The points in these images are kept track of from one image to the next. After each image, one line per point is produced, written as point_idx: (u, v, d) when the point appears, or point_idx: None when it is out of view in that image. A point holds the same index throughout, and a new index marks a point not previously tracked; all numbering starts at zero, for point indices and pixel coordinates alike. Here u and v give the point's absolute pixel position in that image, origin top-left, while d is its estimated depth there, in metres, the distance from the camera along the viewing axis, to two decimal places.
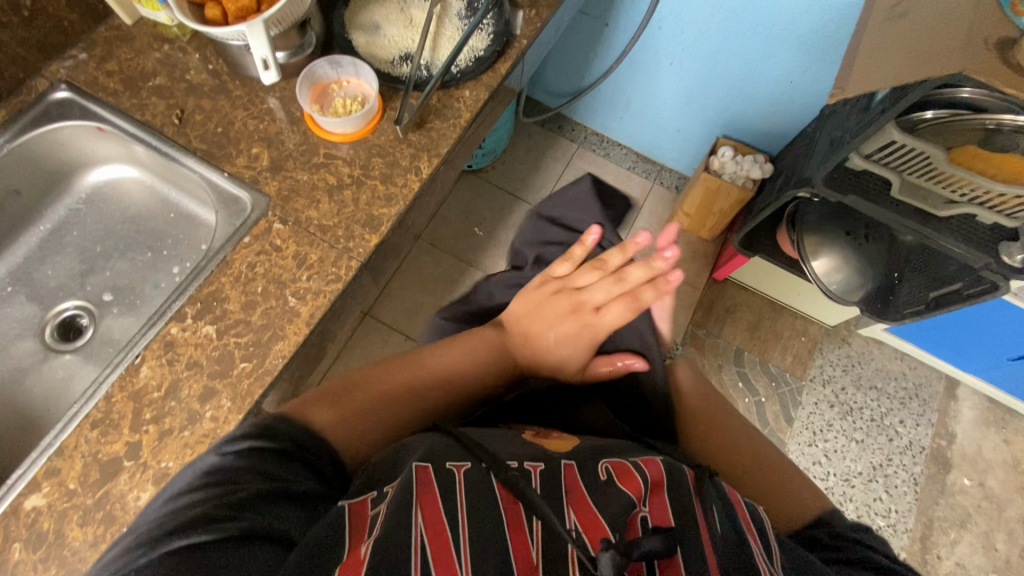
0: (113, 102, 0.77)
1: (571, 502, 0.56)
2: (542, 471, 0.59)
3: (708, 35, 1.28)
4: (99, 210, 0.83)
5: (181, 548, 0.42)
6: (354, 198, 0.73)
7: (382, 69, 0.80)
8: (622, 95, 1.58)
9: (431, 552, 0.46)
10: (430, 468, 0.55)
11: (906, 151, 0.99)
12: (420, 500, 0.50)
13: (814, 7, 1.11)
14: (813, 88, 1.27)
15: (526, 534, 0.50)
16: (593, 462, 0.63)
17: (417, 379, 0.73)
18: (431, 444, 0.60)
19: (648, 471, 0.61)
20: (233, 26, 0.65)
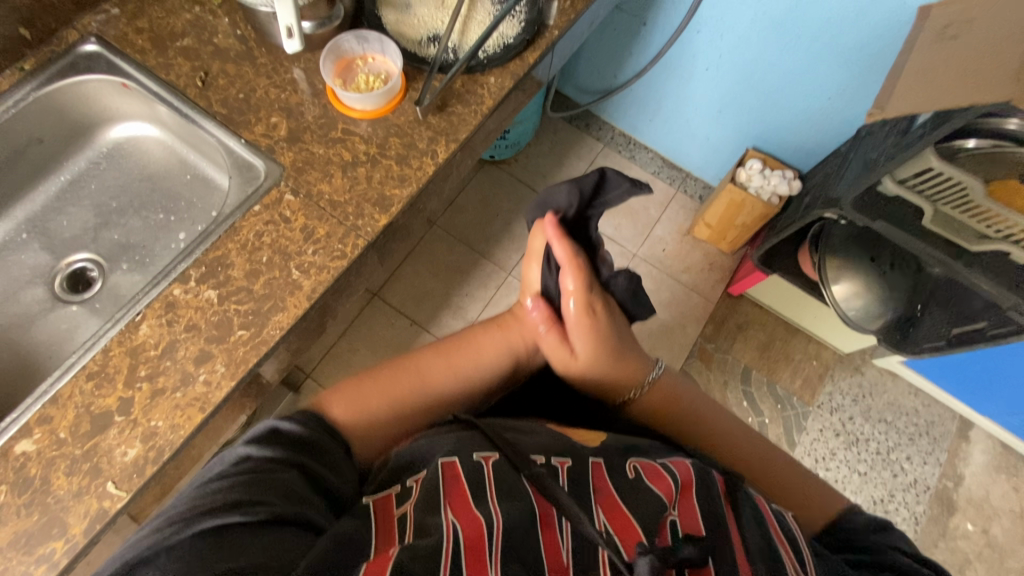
0: (139, 59, 0.77)
1: (599, 502, 0.57)
2: (570, 468, 0.59)
3: (748, 43, 1.25)
4: (118, 165, 0.84)
5: (210, 530, 0.43)
6: (368, 176, 0.73)
7: (408, 48, 0.79)
8: (654, 98, 1.55)
9: (462, 532, 0.48)
10: (458, 463, 0.55)
11: (942, 177, 0.95)
12: (450, 497, 0.52)
13: (861, 23, 1.07)
14: (852, 107, 1.23)
15: (557, 536, 0.52)
16: (620, 460, 0.64)
17: (418, 383, 0.68)
18: (456, 436, 0.61)
19: (677, 472, 0.62)
20: None
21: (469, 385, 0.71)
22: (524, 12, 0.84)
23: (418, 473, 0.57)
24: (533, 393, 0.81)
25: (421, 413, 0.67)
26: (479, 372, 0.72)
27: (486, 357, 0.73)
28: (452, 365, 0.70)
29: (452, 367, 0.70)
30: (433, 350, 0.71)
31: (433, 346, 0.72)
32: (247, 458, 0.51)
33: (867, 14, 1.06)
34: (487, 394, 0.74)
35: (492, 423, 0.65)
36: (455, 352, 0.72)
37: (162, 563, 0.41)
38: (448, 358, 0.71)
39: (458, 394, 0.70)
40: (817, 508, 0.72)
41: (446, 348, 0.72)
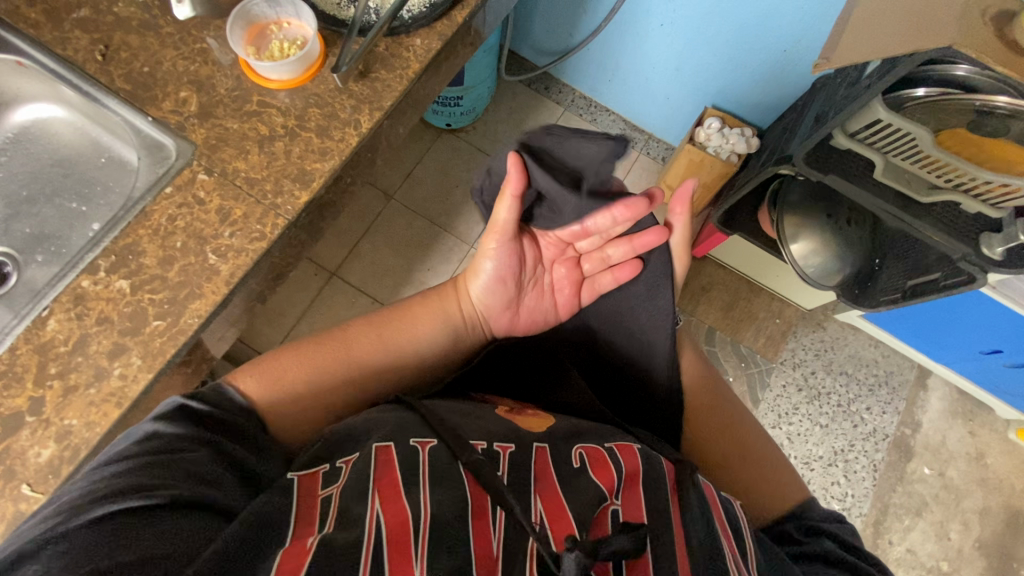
0: (32, 34, 0.71)
1: (538, 490, 0.56)
2: (512, 454, 0.59)
3: None
4: (26, 151, 0.79)
5: (107, 516, 0.42)
6: (286, 151, 0.69)
7: (326, 11, 0.74)
8: (610, 57, 1.49)
9: (385, 520, 0.47)
10: (393, 447, 0.54)
11: (889, 128, 0.94)
12: (379, 485, 0.50)
13: None
14: (808, 58, 1.20)
15: (489, 526, 0.51)
16: (568, 446, 0.63)
17: (343, 350, 0.67)
18: (397, 418, 0.59)
19: (624, 462, 0.62)
20: None
21: (395, 355, 0.70)
22: None
23: (350, 455, 0.55)
24: (486, 371, 0.78)
25: (342, 383, 0.65)
26: (408, 341, 0.71)
27: (414, 327, 0.73)
28: (376, 334, 0.70)
29: (377, 335, 0.70)
30: (363, 320, 0.71)
31: (361, 319, 0.71)
32: (156, 437, 0.49)
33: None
34: (418, 368, 0.72)
35: (433, 403, 0.63)
36: (382, 322, 0.72)
37: (50, 556, 0.39)
38: (376, 327, 0.70)
39: (384, 364, 0.69)
40: (772, 498, 0.71)
41: (371, 319, 0.71)
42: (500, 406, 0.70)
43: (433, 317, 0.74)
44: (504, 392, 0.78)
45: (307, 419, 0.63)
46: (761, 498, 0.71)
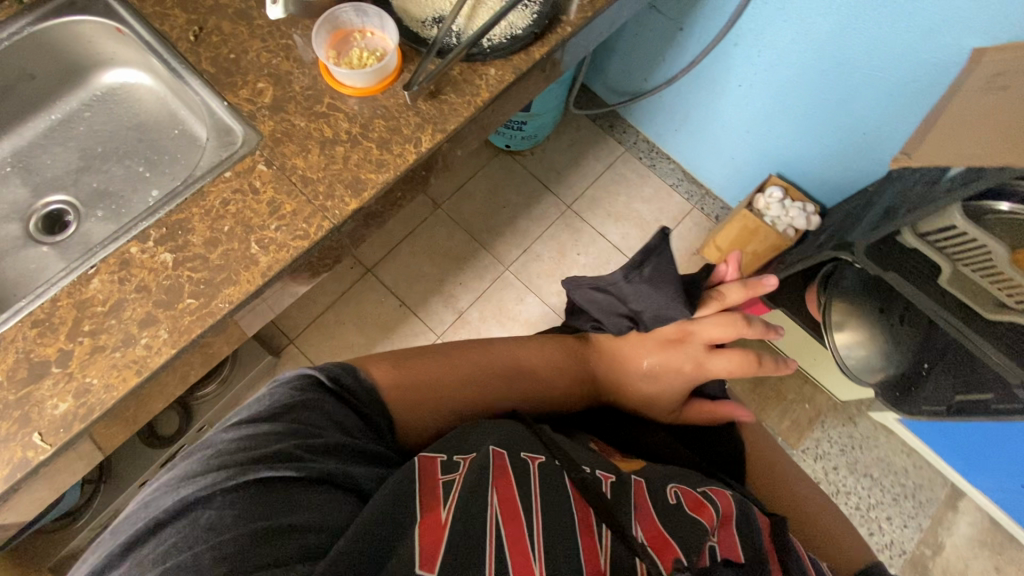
0: (137, 6, 0.75)
1: (638, 517, 0.61)
2: (613, 483, 0.63)
3: (785, 63, 1.19)
4: (108, 110, 0.83)
5: (266, 478, 0.48)
6: (345, 156, 0.70)
7: (410, 27, 0.76)
8: (682, 107, 1.48)
9: (506, 533, 0.53)
10: (505, 453, 0.59)
11: (959, 236, 0.90)
12: (495, 480, 0.56)
13: (905, 59, 1.00)
14: (885, 148, 1.16)
15: (595, 538, 0.56)
16: (660, 485, 0.68)
17: (467, 366, 0.72)
18: (506, 428, 0.64)
19: (718, 504, 0.67)
20: None
21: (510, 378, 0.75)
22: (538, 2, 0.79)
23: (467, 452, 0.60)
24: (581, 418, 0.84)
25: (461, 393, 0.70)
26: (524, 365, 0.77)
27: (530, 353, 0.79)
28: (504, 350, 0.78)
29: (499, 355, 0.76)
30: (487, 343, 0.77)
31: (483, 342, 0.77)
32: (298, 407, 0.55)
33: (912, 49, 0.98)
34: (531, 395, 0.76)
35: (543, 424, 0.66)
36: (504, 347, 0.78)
37: (222, 504, 0.46)
38: (502, 348, 0.77)
39: (496, 385, 0.73)
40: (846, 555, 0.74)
41: (495, 342, 0.77)
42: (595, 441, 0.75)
43: (543, 351, 0.81)
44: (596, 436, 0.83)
45: (424, 419, 0.67)
46: (829, 552, 0.74)
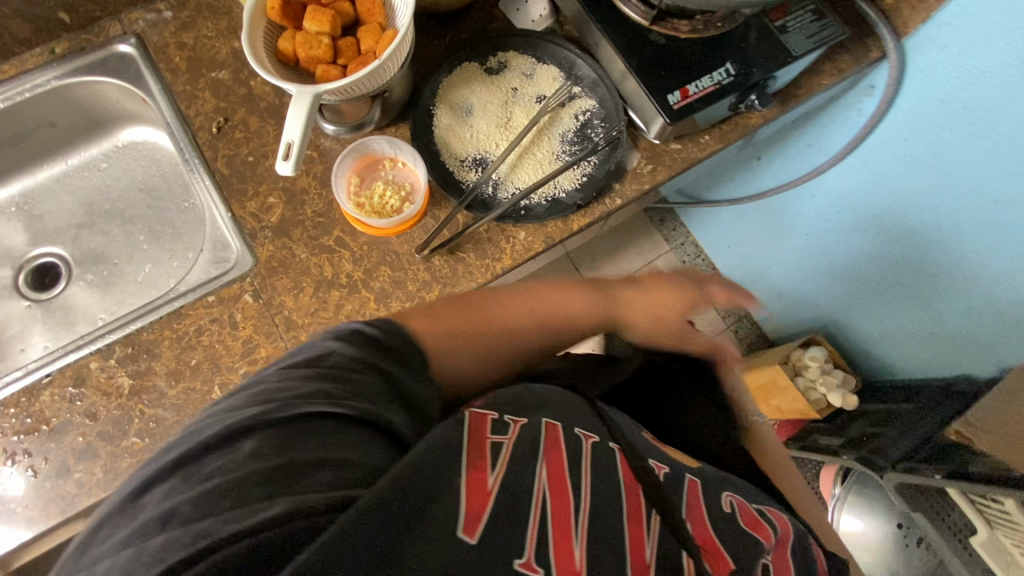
0: (168, 79, 0.70)
1: (692, 516, 0.57)
2: (667, 475, 0.60)
3: (859, 231, 1.07)
4: (124, 166, 0.79)
5: (289, 419, 0.35)
6: (338, 304, 0.64)
7: (448, 166, 0.69)
8: (742, 227, 1.37)
9: (552, 508, 0.43)
10: (558, 427, 0.52)
11: (999, 506, 0.80)
12: (547, 454, 0.47)
13: (995, 284, 0.87)
14: (945, 359, 1.03)
15: (642, 522, 0.48)
16: (720, 489, 0.66)
17: (492, 310, 0.61)
18: (568, 402, 0.59)
19: (778, 528, 0.66)
20: (286, 85, 0.55)
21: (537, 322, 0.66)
22: (593, 164, 0.71)
23: (518, 416, 0.53)
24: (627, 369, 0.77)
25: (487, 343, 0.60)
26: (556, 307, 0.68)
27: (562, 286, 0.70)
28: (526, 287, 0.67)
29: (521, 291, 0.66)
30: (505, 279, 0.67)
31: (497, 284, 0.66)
32: (339, 350, 0.41)
33: (1010, 279, 0.84)
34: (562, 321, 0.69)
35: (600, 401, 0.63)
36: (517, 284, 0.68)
37: (238, 454, 0.33)
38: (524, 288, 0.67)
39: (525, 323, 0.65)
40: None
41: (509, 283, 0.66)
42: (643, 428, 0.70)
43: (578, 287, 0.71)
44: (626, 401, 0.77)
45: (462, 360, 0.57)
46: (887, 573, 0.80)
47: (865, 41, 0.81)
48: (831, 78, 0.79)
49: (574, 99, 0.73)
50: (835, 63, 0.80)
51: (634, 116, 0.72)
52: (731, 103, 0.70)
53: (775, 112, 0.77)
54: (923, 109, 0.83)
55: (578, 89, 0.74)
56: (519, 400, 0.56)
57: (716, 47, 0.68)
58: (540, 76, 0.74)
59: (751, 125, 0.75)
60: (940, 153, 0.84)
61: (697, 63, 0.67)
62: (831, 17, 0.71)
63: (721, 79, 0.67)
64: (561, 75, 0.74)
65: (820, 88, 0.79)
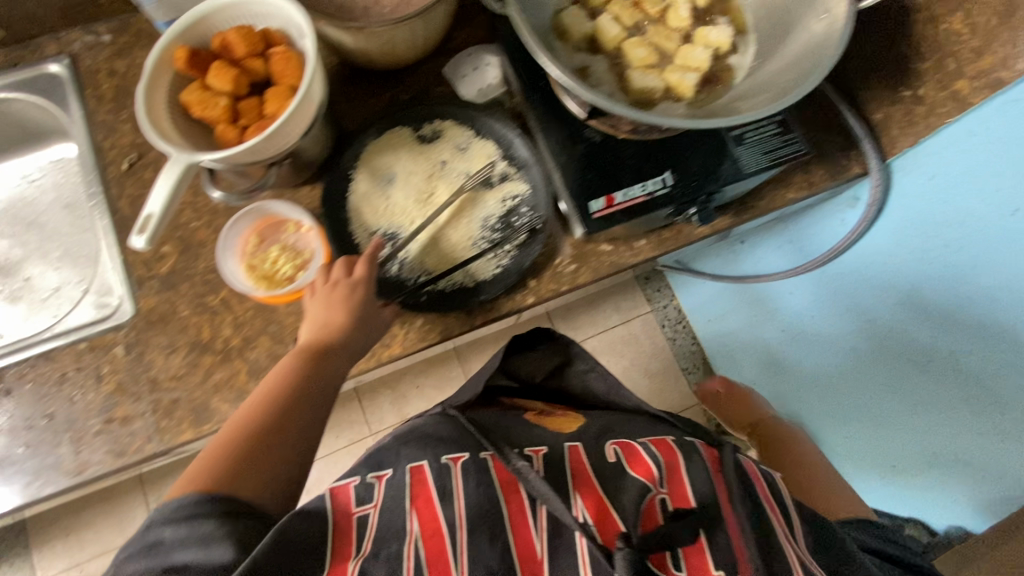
0: (91, 107, 0.68)
1: (577, 489, 0.65)
2: (544, 456, 0.68)
3: (836, 336, 0.98)
4: (54, 180, 0.78)
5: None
6: (208, 371, 0.61)
7: (354, 238, 0.65)
8: (723, 304, 1.29)
9: (426, 557, 0.52)
10: (425, 467, 0.59)
11: None
12: (415, 500, 0.56)
13: (965, 429, 0.77)
14: (905, 498, 0.92)
15: (530, 528, 0.57)
16: (603, 445, 0.74)
17: (286, 425, 0.53)
18: (439, 426, 0.65)
19: (661, 456, 0.71)
20: (171, 146, 0.53)
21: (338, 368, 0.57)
22: (510, 256, 0.66)
23: (381, 470, 0.60)
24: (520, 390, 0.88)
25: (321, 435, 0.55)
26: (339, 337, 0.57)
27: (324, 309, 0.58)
28: (308, 347, 0.57)
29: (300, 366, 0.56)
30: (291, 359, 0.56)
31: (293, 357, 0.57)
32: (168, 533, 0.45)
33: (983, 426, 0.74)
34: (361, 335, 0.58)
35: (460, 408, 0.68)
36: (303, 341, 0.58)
37: None
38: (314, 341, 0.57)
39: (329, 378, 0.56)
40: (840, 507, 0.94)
41: (293, 360, 0.56)
42: (528, 411, 0.83)
43: (337, 296, 0.58)
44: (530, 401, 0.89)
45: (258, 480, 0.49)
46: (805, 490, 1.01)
47: (848, 154, 0.73)
48: (800, 192, 0.71)
49: (505, 181, 0.68)
50: (807, 175, 0.72)
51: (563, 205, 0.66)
52: (667, 215, 0.64)
53: (725, 223, 0.70)
54: (908, 236, 0.76)
55: (513, 171, 0.68)
56: (395, 444, 0.63)
57: (656, 153, 0.62)
58: (473, 152, 0.69)
59: (693, 235, 0.68)
60: (920, 286, 0.77)
61: (632, 168, 0.61)
62: (797, 133, 0.64)
63: (656, 190, 0.61)
64: (497, 154, 0.69)
65: (783, 201, 0.71)
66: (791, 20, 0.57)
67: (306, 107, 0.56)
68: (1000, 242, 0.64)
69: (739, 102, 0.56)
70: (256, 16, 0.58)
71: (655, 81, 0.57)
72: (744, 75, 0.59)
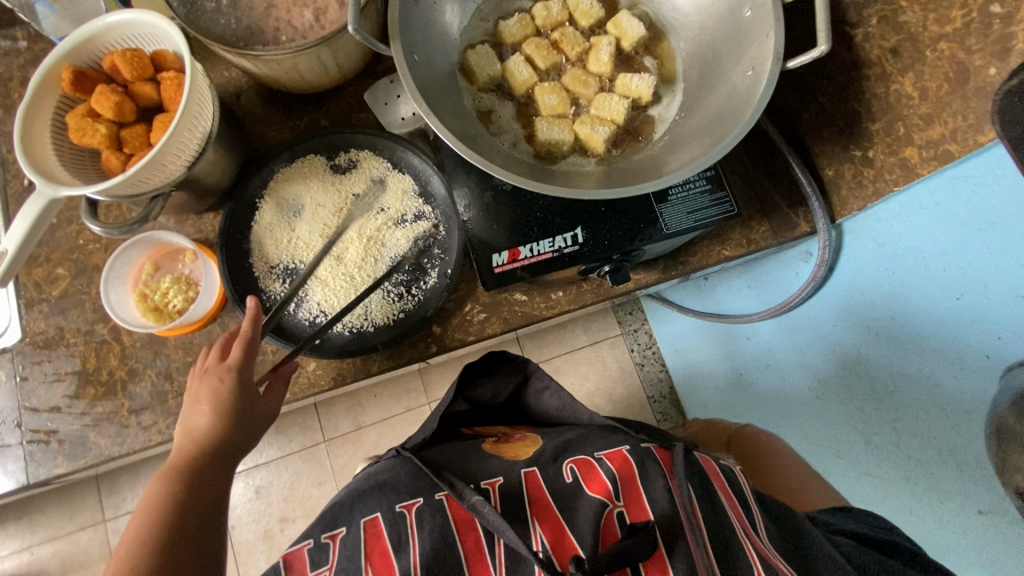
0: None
1: (536, 519, 0.58)
2: (500, 487, 0.61)
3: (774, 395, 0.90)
4: None
5: None
6: (90, 404, 0.59)
7: (253, 271, 0.62)
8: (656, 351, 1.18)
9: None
10: (380, 517, 0.57)
11: None
12: (371, 554, 0.55)
13: (903, 513, 0.70)
14: None
15: (489, 566, 0.54)
16: (556, 465, 0.63)
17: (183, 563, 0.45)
18: (398, 467, 0.63)
19: (612, 465, 0.61)
20: (45, 175, 0.50)
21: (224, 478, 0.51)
22: (415, 301, 0.62)
23: (336, 527, 0.59)
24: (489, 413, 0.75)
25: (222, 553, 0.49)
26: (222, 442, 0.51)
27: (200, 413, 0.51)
28: (176, 465, 0.49)
29: (179, 493, 0.48)
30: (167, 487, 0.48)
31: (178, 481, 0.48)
32: None
33: (923, 513, 0.67)
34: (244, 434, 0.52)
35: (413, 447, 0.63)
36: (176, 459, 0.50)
37: None
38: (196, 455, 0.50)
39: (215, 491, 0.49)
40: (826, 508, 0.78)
41: (171, 485, 0.48)
42: (486, 438, 0.69)
43: (220, 396, 0.51)
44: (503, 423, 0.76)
45: None
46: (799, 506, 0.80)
47: (796, 211, 0.66)
48: (736, 249, 0.66)
49: (418, 220, 0.64)
50: (747, 231, 0.67)
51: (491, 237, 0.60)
52: (581, 271, 0.60)
53: (651, 278, 0.66)
54: (855, 299, 0.70)
55: (428, 209, 0.64)
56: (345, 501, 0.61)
57: (571, 207, 0.58)
58: (389, 186, 0.65)
59: (612, 290, 0.64)
60: (864, 355, 0.70)
61: (542, 221, 0.58)
62: (728, 191, 0.59)
63: (564, 246, 0.58)
64: (413, 190, 0.65)
65: (718, 258, 0.66)
66: (717, 73, 0.52)
67: (188, 121, 0.52)
68: (950, 325, 0.58)
69: (648, 163, 0.52)
70: (150, 35, 0.55)
71: (563, 134, 0.53)
72: (664, 130, 0.54)
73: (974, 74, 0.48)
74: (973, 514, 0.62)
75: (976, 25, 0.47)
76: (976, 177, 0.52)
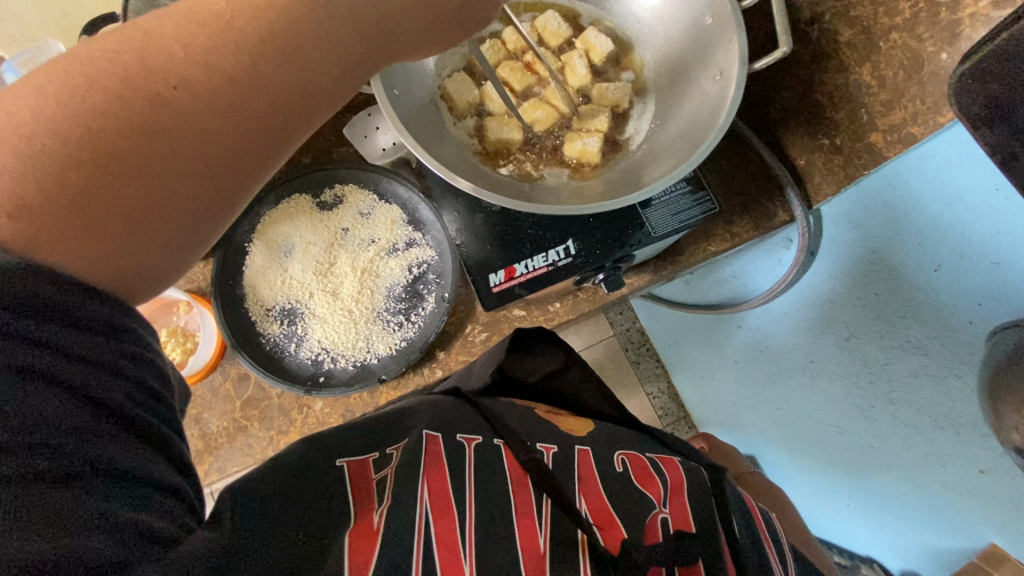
0: None
1: (583, 490, 0.54)
2: (555, 455, 0.56)
3: (773, 376, 0.90)
4: None
5: (72, 451, 0.27)
6: None
7: (247, 318, 0.62)
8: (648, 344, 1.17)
9: (434, 529, 0.44)
10: (440, 440, 0.52)
11: None
12: (427, 471, 0.48)
13: (911, 478, 0.72)
14: (864, 540, 0.86)
15: (534, 524, 0.48)
16: (609, 452, 0.61)
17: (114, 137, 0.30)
18: (438, 406, 0.57)
19: (668, 473, 0.61)
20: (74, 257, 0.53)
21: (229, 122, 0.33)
22: (415, 328, 0.63)
23: (398, 442, 0.52)
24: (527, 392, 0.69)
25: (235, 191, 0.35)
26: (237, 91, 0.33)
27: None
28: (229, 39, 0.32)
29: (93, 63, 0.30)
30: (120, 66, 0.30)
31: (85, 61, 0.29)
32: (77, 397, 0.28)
33: (933, 475, 0.69)
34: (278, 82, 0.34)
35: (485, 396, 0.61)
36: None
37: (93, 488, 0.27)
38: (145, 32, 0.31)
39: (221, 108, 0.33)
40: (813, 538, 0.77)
41: (150, 65, 0.30)
42: (536, 406, 0.67)
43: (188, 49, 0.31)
44: (533, 395, 0.70)
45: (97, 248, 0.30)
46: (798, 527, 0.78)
47: (775, 202, 0.68)
48: (721, 245, 0.68)
49: (410, 247, 0.65)
50: (729, 225, 0.68)
51: (503, 265, 0.58)
52: (575, 281, 0.61)
53: (642, 281, 0.68)
54: (841, 278, 0.72)
55: (419, 236, 0.65)
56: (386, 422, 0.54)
57: (560, 219, 0.60)
58: (377, 218, 0.65)
59: (607, 297, 0.66)
60: (857, 331, 0.72)
61: (534, 237, 0.59)
62: (708, 190, 0.61)
63: (558, 259, 0.59)
64: (402, 219, 0.65)
65: (705, 255, 0.68)
66: (686, 77, 0.53)
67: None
68: (930, 296, 0.61)
69: (634, 170, 0.53)
70: None
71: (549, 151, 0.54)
72: (641, 139, 0.57)
73: (927, 60, 0.50)
74: (975, 473, 0.64)
75: (923, 14, 0.49)
76: (938, 156, 0.55)
